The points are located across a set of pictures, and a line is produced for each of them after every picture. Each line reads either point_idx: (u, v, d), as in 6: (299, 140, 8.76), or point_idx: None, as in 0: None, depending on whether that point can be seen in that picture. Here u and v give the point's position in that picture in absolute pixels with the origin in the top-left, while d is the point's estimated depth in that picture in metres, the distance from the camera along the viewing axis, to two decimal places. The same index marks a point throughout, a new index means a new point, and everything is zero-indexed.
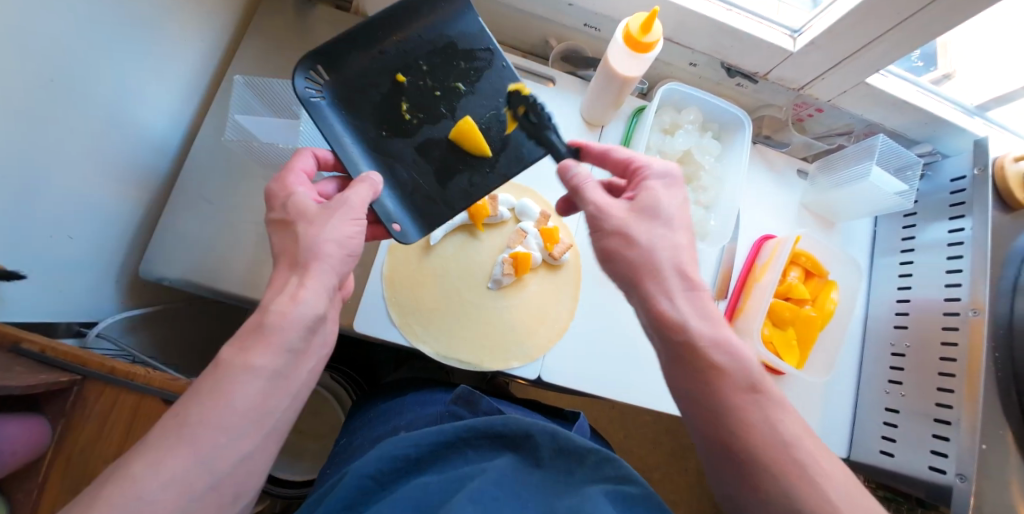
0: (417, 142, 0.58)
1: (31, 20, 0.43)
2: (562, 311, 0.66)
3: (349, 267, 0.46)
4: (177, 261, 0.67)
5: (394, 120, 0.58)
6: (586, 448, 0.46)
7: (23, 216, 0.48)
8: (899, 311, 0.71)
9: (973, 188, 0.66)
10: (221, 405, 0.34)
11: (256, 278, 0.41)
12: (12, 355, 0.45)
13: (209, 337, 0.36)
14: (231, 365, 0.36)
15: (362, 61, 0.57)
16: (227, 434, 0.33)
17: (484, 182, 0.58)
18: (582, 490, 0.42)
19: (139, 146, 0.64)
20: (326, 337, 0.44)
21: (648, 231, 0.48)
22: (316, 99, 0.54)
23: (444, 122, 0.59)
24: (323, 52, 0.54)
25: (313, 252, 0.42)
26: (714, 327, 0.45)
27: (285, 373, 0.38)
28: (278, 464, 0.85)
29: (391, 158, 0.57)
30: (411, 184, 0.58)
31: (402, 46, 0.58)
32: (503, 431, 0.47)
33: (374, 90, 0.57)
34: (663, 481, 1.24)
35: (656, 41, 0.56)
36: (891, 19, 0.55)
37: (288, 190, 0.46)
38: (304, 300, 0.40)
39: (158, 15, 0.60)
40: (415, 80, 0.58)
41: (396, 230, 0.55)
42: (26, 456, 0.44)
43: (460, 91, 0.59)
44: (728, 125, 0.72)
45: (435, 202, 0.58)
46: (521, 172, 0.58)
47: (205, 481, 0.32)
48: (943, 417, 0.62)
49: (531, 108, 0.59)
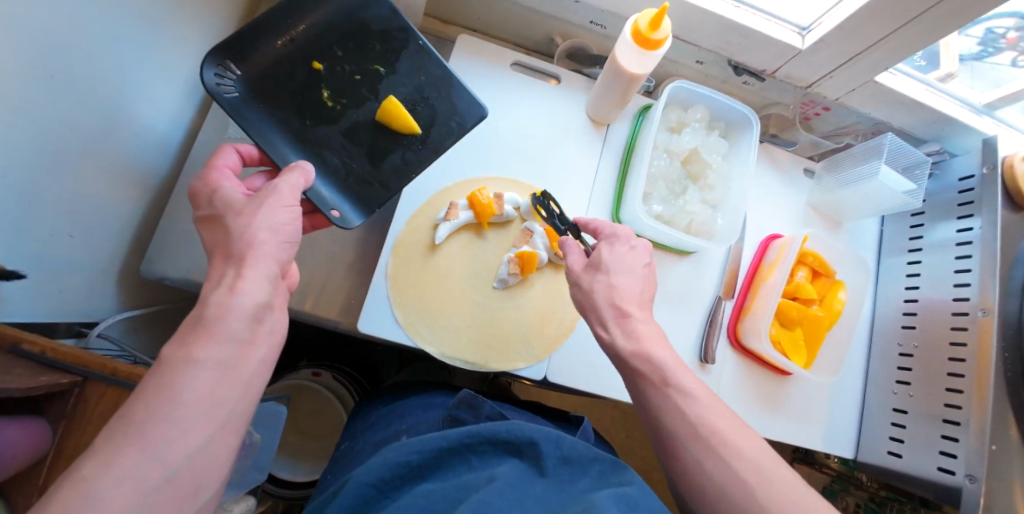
0: (344, 128, 0.59)
1: (31, 14, 0.42)
2: (568, 310, 0.65)
3: (289, 255, 0.45)
4: (178, 260, 0.66)
5: (313, 107, 0.58)
6: (591, 458, 0.47)
7: (23, 216, 0.48)
8: (907, 310, 0.71)
9: (982, 188, 0.66)
10: (166, 400, 0.32)
11: (227, 276, 0.39)
12: (11, 356, 0.44)
13: (186, 339, 0.35)
14: (214, 367, 0.35)
15: (273, 51, 0.57)
16: (177, 427, 0.32)
17: (417, 159, 0.60)
18: (587, 498, 0.40)
19: (140, 145, 0.63)
20: (278, 328, 0.41)
21: (592, 279, 0.53)
22: (228, 93, 0.54)
23: (367, 104, 0.60)
24: (228, 45, 0.54)
25: (246, 242, 0.40)
26: (631, 311, 0.51)
27: (234, 364, 0.36)
28: (279, 465, 0.84)
29: (320, 146, 0.57)
30: (345, 170, 0.58)
31: (310, 34, 0.58)
32: (509, 437, 0.46)
33: (291, 79, 0.57)
34: (664, 482, 1.24)
35: (666, 38, 0.55)
36: (903, 17, 0.54)
37: (213, 186, 0.45)
38: (243, 291, 0.38)
39: (159, 11, 0.59)
40: (332, 66, 0.59)
41: (335, 216, 0.54)
42: (27, 458, 0.43)
43: (379, 73, 0.60)
44: (735, 123, 0.71)
45: (372, 185, 0.59)
46: (454, 144, 0.62)
47: (159, 473, 0.30)
48: (953, 418, 0.62)
49: (441, 86, 0.62)
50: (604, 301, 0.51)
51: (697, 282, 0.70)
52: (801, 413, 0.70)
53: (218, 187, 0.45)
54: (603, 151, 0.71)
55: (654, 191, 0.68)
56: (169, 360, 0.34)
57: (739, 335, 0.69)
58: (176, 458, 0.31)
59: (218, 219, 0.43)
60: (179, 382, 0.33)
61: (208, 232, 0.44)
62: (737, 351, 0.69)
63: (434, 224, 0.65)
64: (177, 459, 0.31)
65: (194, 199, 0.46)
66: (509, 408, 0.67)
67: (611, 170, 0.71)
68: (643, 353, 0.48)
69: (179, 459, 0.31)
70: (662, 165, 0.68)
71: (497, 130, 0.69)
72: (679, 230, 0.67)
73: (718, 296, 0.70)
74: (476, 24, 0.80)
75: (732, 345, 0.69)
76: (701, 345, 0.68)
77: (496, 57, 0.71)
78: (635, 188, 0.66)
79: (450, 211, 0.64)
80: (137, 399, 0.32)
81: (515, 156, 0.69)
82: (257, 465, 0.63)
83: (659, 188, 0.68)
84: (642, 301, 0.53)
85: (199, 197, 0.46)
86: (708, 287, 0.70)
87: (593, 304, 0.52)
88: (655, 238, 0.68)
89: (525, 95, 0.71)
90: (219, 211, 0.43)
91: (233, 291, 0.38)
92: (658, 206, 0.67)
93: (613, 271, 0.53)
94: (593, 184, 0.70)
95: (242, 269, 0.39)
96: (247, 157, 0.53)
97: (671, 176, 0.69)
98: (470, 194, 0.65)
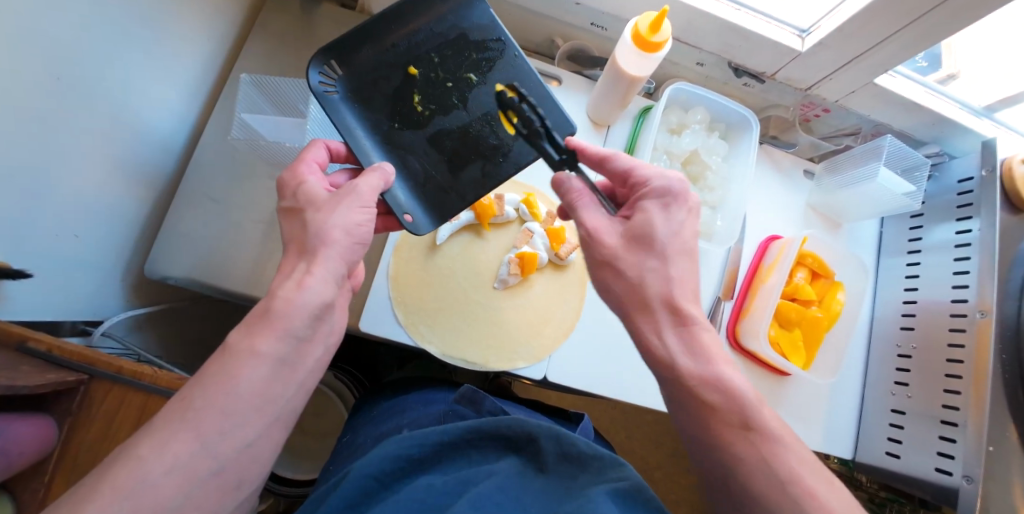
0: (429, 134, 0.58)
1: (33, 17, 0.42)
2: (568, 311, 0.66)
3: (357, 257, 0.45)
4: (181, 260, 0.67)
5: (404, 112, 0.58)
6: (591, 454, 0.45)
7: (24, 216, 0.48)
8: (905, 312, 0.71)
9: (981, 190, 0.66)
10: (226, 392, 0.33)
11: (297, 270, 0.40)
12: (18, 354, 0.44)
13: (252, 329, 0.36)
14: (274, 361, 0.36)
15: (374, 54, 0.57)
16: (231, 420, 0.33)
17: (495, 171, 0.58)
18: (585, 493, 0.40)
19: (144, 145, 0.64)
20: (334, 329, 0.43)
21: (638, 264, 0.46)
22: (330, 93, 0.55)
23: (454, 112, 0.59)
24: (334, 46, 0.54)
25: (320, 239, 0.41)
26: (693, 316, 0.46)
27: (291, 361, 0.37)
28: (282, 463, 0.85)
29: (404, 150, 0.57)
30: (424, 176, 0.58)
31: (413, 38, 0.57)
32: (507, 432, 0.47)
33: (385, 83, 0.57)
34: (663, 481, 1.24)
35: (665, 41, 0.55)
36: (902, 20, 0.55)
37: (299, 179, 0.45)
38: (310, 287, 0.39)
39: (162, 13, 0.60)
40: (428, 72, 0.58)
41: (407, 221, 0.55)
42: (34, 455, 0.44)
43: (471, 82, 0.59)
44: (736, 126, 0.72)
45: (448, 193, 0.58)
46: (533, 158, 0.59)
47: (206, 465, 0.31)
48: (950, 419, 0.62)
49: (532, 96, 0.58)
50: (658, 296, 0.46)
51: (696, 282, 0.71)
52: (799, 413, 0.70)
53: (304, 180, 0.45)
54: None
55: None
56: (236, 347, 0.35)
57: (739, 335, 0.69)
58: (227, 449, 0.32)
59: (299, 213, 0.44)
60: (240, 372, 0.34)
61: (288, 224, 0.44)
62: (735, 351, 0.70)
63: None
64: (227, 450, 0.32)
65: (281, 189, 0.46)
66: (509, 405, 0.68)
67: None
68: (711, 377, 0.43)
69: (230, 451, 0.32)
70: (662, 167, 0.69)
71: None
72: None
73: (717, 296, 0.70)
74: None
75: (731, 346, 0.70)
76: None
77: None
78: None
79: None
80: (199, 383, 0.33)
81: None
82: None
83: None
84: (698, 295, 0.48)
85: (285, 188, 0.46)
86: (707, 288, 0.71)
87: (642, 298, 0.46)
88: None
89: None
90: (302, 205, 0.44)
91: (301, 286, 0.39)
92: None
93: (668, 258, 0.46)
94: None
95: (313, 265, 0.40)
96: (335, 154, 0.53)
97: None
98: None
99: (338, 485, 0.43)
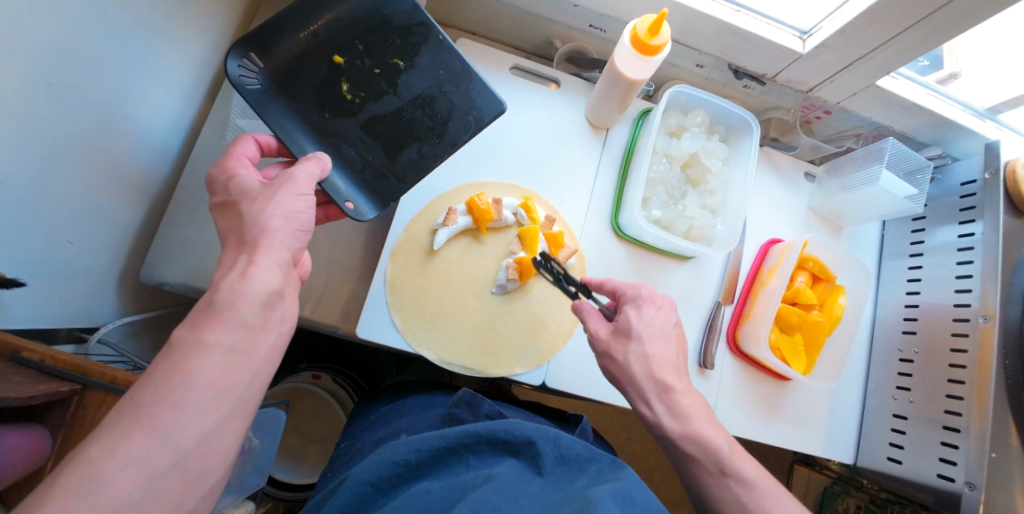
0: (362, 121, 0.58)
1: (21, 24, 0.41)
2: (567, 316, 0.65)
3: (304, 244, 0.44)
4: (178, 265, 0.66)
5: (332, 99, 0.58)
6: (587, 458, 0.47)
7: (18, 224, 0.48)
8: (908, 316, 0.71)
9: (985, 192, 0.65)
10: (177, 384, 0.32)
11: (239, 262, 0.39)
12: (10, 364, 0.44)
13: (198, 322, 0.35)
14: (224, 351, 0.34)
15: (296, 43, 0.56)
16: (187, 412, 0.32)
17: (433, 152, 0.60)
18: (585, 495, 0.40)
19: (139, 150, 0.63)
20: (289, 317, 0.41)
21: (625, 350, 0.52)
22: (252, 85, 0.53)
23: (385, 98, 0.59)
24: (254, 38, 0.53)
25: (259, 228, 0.40)
26: (671, 383, 0.51)
27: (247, 348, 0.36)
28: (281, 467, 0.85)
29: (338, 138, 0.57)
30: (361, 161, 0.58)
31: (333, 26, 0.57)
32: (509, 437, 0.46)
33: (311, 72, 0.57)
34: (666, 482, 1.25)
35: (664, 44, 0.54)
36: (905, 21, 0.54)
37: (229, 173, 0.45)
38: (255, 277, 0.38)
39: (156, 16, 0.59)
40: (353, 60, 0.58)
41: (348, 208, 0.54)
42: (27, 466, 0.44)
43: (398, 68, 0.59)
44: (736, 128, 0.71)
45: (387, 177, 0.59)
46: (470, 138, 0.60)
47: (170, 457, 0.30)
48: (953, 424, 0.62)
49: (461, 79, 0.60)
50: (642, 374, 0.51)
51: (696, 286, 0.70)
52: (800, 418, 0.69)
53: (234, 175, 0.45)
54: (603, 155, 0.71)
55: (654, 196, 0.67)
56: (182, 342, 0.34)
57: (739, 339, 0.69)
58: (186, 441, 0.31)
59: (233, 206, 0.43)
60: (189, 365, 0.33)
61: (222, 218, 0.44)
62: (736, 356, 0.69)
63: (433, 230, 0.65)
64: (186, 442, 0.31)
65: (211, 185, 0.45)
66: (511, 408, 0.67)
67: (611, 175, 0.70)
68: (692, 434, 0.49)
69: (189, 443, 0.32)
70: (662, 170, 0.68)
71: (498, 136, 0.69)
72: (678, 235, 0.67)
73: (718, 300, 0.70)
74: (477, 27, 0.79)
75: (731, 350, 0.69)
76: (700, 348, 0.68)
77: (495, 60, 0.71)
78: (633, 193, 0.65)
79: (448, 217, 0.63)
80: (147, 381, 0.32)
81: (514, 160, 0.68)
82: (258, 469, 0.63)
83: (658, 192, 0.68)
84: (678, 366, 0.53)
85: (216, 184, 0.45)
86: (708, 292, 0.70)
87: (631, 378, 0.51)
88: (655, 244, 0.68)
89: (524, 100, 0.70)
90: (234, 198, 0.43)
91: (246, 276, 0.38)
92: (657, 211, 0.67)
93: (645, 338, 0.52)
94: (593, 188, 0.70)
95: (256, 255, 0.39)
96: (266, 147, 0.53)
97: (671, 181, 0.68)
98: (469, 199, 0.64)
99: (336, 491, 0.43)
